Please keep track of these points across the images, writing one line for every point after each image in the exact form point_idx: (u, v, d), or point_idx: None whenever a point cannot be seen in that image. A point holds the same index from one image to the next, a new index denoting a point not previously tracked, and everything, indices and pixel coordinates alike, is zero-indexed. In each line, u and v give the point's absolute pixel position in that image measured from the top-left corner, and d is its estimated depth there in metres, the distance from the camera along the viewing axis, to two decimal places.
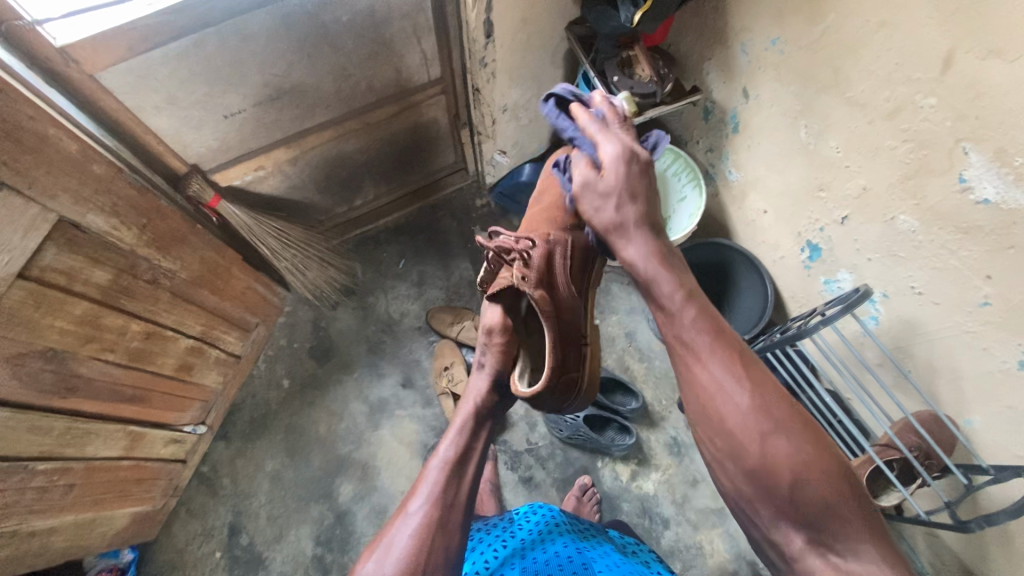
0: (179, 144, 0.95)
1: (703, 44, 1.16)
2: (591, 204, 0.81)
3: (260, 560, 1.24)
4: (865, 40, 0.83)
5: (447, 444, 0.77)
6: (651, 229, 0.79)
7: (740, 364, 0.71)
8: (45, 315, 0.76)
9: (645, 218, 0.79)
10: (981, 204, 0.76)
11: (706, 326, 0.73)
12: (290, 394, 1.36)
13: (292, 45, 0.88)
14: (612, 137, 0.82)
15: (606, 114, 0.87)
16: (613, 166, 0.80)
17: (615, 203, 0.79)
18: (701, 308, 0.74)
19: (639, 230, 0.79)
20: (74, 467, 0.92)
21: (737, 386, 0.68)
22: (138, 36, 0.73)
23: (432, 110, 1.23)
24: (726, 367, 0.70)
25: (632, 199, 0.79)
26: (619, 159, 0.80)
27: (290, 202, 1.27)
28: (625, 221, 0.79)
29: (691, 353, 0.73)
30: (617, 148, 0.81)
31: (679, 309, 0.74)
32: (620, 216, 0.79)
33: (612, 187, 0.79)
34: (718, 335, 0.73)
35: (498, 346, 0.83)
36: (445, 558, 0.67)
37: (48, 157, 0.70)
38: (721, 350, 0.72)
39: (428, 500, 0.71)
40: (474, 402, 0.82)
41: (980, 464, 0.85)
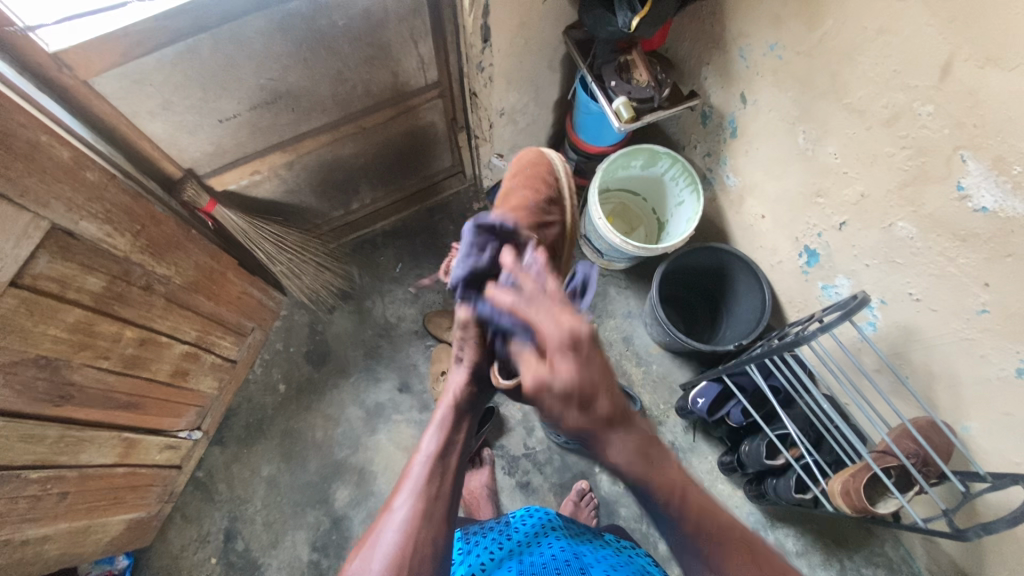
0: (174, 149, 0.94)
1: (701, 49, 1.16)
2: (549, 413, 0.56)
3: (256, 566, 1.23)
4: (863, 47, 0.83)
5: (429, 438, 0.74)
6: (628, 423, 0.59)
7: (752, 558, 0.61)
8: (38, 323, 0.75)
9: (618, 410, 0.57)
10: (978, 212, 0.76)
11: (709, 521, 0.63)
12: (286, 399, 1.35)
13: (288, 49, 0.87)
14: (548, 314, 0.54)
15: (520, 276, 0.60)
16: (563, 363, 0.52)
17: (580, 408, 0.54)
18: (701, 502, 0.63)
19: (616, 429, 0.58)
20: (67, 475, 0.91)
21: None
22: (132, 42, 0.72)
23: (429, 114, 1.22)
24: (737, 564, 0.61)
25: (596, 395, 0.54)
26: (564, 351, 0.52)
27: (286, 206, 1.26)
28: (598, 427, 0.56)
29: (700, 559, 0.63)
30: (557, 331, 0.52)
31: (679, 508, 0.62)
32: (590, 422, 0.56)
33: (568, 386, 0.52)
34: (720, 530, 0.63)
35: (474, 341, 0.73)
36: (432, 551, 0.67)
37: (40, 164, 0.69)
38: (730, 549, 0.62)
39: (412, 495, 0.70)
40: (453, 395, 0.76)
41: (979, 471, 0.83)
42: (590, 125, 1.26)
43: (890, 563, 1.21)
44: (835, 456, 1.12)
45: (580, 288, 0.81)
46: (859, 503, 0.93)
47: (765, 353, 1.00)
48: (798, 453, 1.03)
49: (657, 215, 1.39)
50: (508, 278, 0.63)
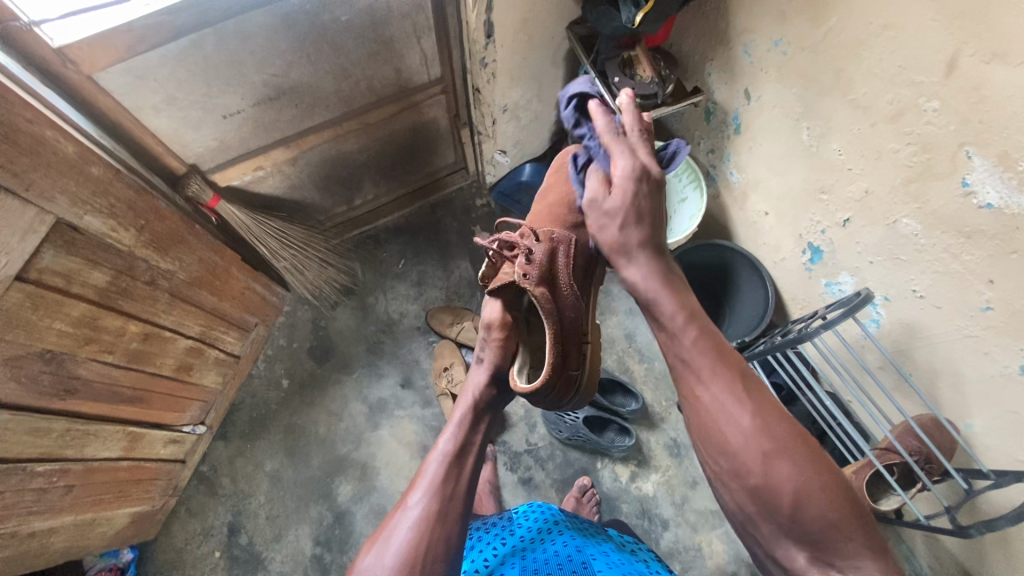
0: (177, 144, 0.94)
1: (705, 45, 1.16)
2: (596, 220, 0.82)
3: (260, 559, 1.24)
4: (868, 43, 0.83)
5: (446, 438, 0.77)
6: (654, 252, 0.80)
7: (742, 388, 0.71)
8: (43, 317, 0.76)
9: (647, 238, 0.79)
10: (983, 209, 0.76)
11: (708, 346, 0.74)
12: (289, 394, 1.36)
13: (292, 44, 0.87)
14: (625, 153, 0.81)
15: (627, 116, 0.84)
16: (623, 187, 0.79)
17: (619, 224, 0.80)
18: (704, 330, 0.75)
19: (642, 249, 0.80)
20: (73, 468, 0.92)
21: (739, 405, 0.69)
22: (135, 37, 0.72)
23: (432, 109, 1.22)
24: (726, 389, 0.71)
25: (637, 219, 0.79)
26: (627, 178, 0.79)
27: (289, 201, 1.27)
28: (629, 244, 0.79)
29: (692, 372, 0.74)
30: (628, 163, 0.80)
31: (681, 329, 0.75)
32: (624, 236, 0.79)
33: (618, 206, 0.79)
34: (718, 354, 0.74)
35: (496, 340, 0.83)
36: (445, 550, 0.67)
37: (45, 158, 0.69)
38: (722, 374, 0.72)
39: (428, 492, 0.70)
40: (473, 396, 0.82)
41: (980, 469, 0.85)
42: None
43: (892, 560, 1.21)
44: (837, 453, 1.12)
45: (666, 160, 0.94)
46: (861, 500, 0.94)
47: (768, 349, 1.01)
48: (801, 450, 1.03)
49: None
50: (618, 115, 0.85)
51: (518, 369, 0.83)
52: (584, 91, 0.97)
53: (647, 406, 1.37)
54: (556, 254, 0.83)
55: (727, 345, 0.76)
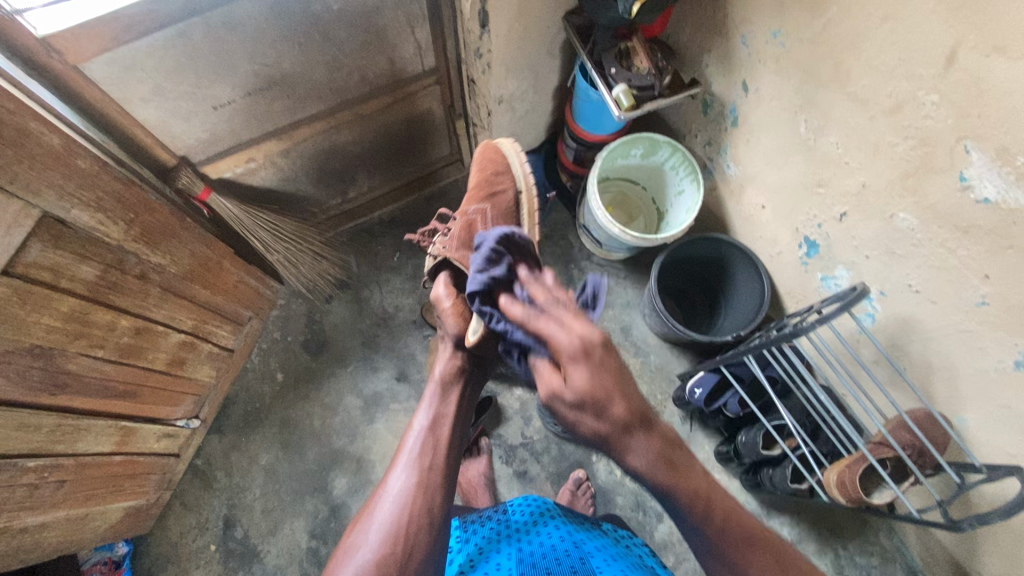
0: (167, 135, 0.93)
1: (703, 35, 1.14)
2: (566, 413, 0.62)
3: (255, 553, 1.24)
4: (868, 34, 0.82)
5: (422, 413, 0.78)
6: (646, 425, 0.63)
7: (773, 559, 0.69)
8: (31, 312, 0.75)
9: (633, 413, 0.62)
10: (981, 203, 0.75)
11: (731, 530, 0.69)
12: (284, 387, 1.35)
13: (283, 34, 0.85)
14: (562, 327, 0.61)
15: (541, 290, 0.67)
16: (578, 364, 0.59)
17: (596, 413, 0.61)
18: (726, 508, 0.70)
19: (636, 430, 0.63)
20: (65, 463, 0.92)
21: (769, 575, 0.68)
22: (121, 26, 0.71)
23: (427, 101, 1.21)
24: (758, 561, 0.69)
25: (611, 399, 0.60)
26: (575, 356, 0.59)
27: (282, 194, 1.25)
28: (616, 426, 0.61)
29: (726, 565, 0.69)
30: (569, 337, 0.60)
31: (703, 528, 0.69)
32: (608, 424, 0.61)
33: (582, 395, 0.59)
34: (744, 534, 0.70)
35: (448, 310, 0.84)
36: (429, 521, 0.69)
37: (30, 151, 0.68)
38: (751, 550, 0.69)
39: (407, 468, 0.72)
40: (444, 366, 0.82)
41: (973, 463, 0.84)
42: (589, 112, 1.24)
43: (884, 552, 1.22)
44: (831, 446, 1.12)
45: (590, 299, 0.83)
46: (853, 493, 0.94)
47: (763, 344, 1.00)
48: (797, 443, 1.03)
49: (657, 204, 1.38)
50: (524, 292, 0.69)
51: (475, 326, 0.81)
52: (501, 236, 0.78)
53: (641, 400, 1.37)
54: (472, 225, 0.95)
55: (743, 508, 0.72)
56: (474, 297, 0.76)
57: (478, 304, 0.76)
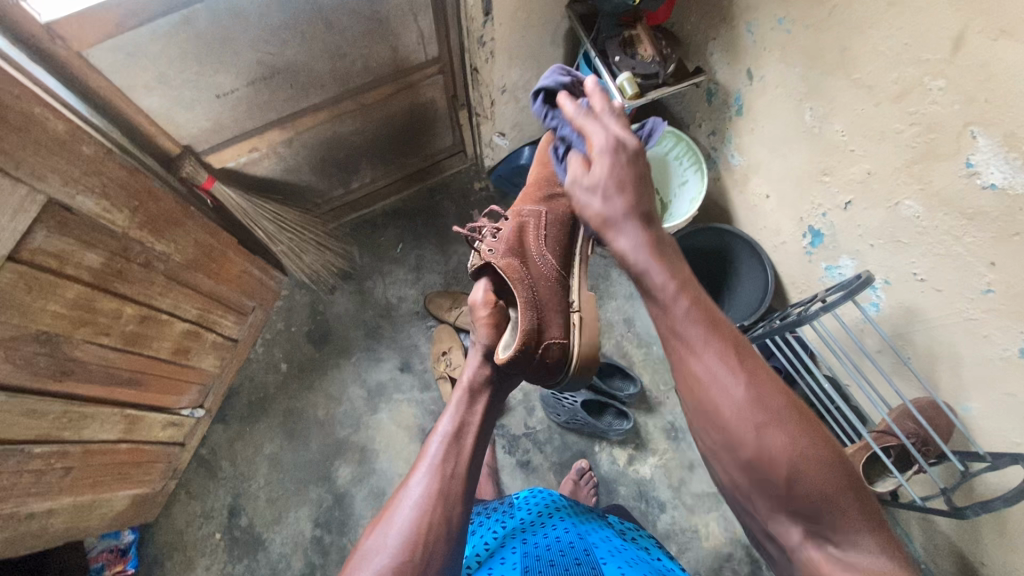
0: (171, 124, 0.93)
1: (708, 23, 1.14)
2: (580, 197, 0.75)
3: (260, 541, 1.25)
4: (875, 19, 0.81)
5: (445, 419, 0.77)
6: (643, 221, 0.70)
7: (735, 353, 0.61)
8: (37, 299, 0.75)
9: (636, 208, 0.71)
10: (987, 189, 0.75)
11: (699, 314, 0.64)
12: (288, 377, 1.36)
13: (286, 21, 0.85)
14: (599, 126, 0.76)
15: (595, 98, 0.79)
16: (603, 157, 0.73)
17: (603, 196, 0.72)
18: (696, 297, 0.65)
19: (632, 219, 0.70)
20: (71, 450, 0.92)
21: (728, 368, 0.60)
22: (125, 12, 0.71)
23: (430, 90, 1.21)
24: (717, 351, 0.61)
25: (620, 189, 0.71)
26: (604, 149, 0.73)
27: (286, 184, 1.25)
28: (616, 215, 0.71)
29: (681, 342, 0.63)
30: (605, 136, 0.74)
31: (671, 298, 0.65)
32: (610, 209, 0.71)
33: (599, 179, 0.72)
34: (713, 320, 0.64)
35: (481, 321, 0.82)
36: (447, 529, 0.68)
37: (35, 136, 0.68)
38: (717, 338, 0.62)
39: (429, 473, 0.71)
40: (471, 375, 0.81)
41: (978, 451, 0.85)
42: None
43: None
44: (833, 436, 1.12)
45: None
46: None
47: (767, 332, 1.01)
48: None
49: (661, 195, 1.37)
50: (586, 99, 0.80)
51: (506, 343, 0.81)
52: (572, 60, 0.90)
53: (644, 390, 1.38)
54: (525, 229, 0.88)
55: (709, 300, 0.66)
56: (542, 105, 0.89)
57: (540, 105, 0.89)
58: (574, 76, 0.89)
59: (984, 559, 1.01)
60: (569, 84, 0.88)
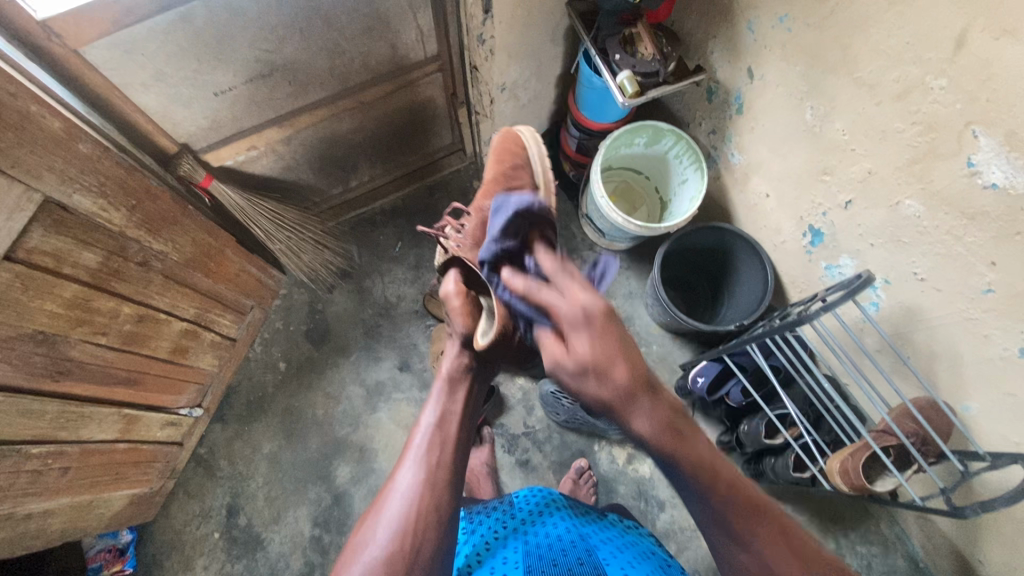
0: (168, 122, 0.92)
1: (708, 22, 1.13)
2: (570, 382, 0.63)
3: (259, 540, 1.25)
4: (876, 18, 0.81)
5: (428, 408, 0.76)
6: (649, 392, 0.62)
7: (786, 538, 0.62)
8: (34, 298, 0.74)
9: (636, 377, 0.60)
10: (989, 189, 0.75)
11: (737, 499, 0.64)
12: (287, 376, 1.35)
13: (285, 19, 0.85)
14: (562, 294, 0.64)
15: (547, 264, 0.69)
16: (576, 331, 0.61)
17: (597, 374, 0.60)
18: (730, 480, 0.64)
19: (641, 394, 0.61)
20: (69, 450, 0.92)
21: (783, 560, 0.61)
22: (122, 9, 0.70)
23: (429, 89, 1.20)
24: (771, 543, 0.62)
25: (612, 362, 0.60)
26: (574, 322, 0.61)
27: (284, 182, 1.25)
28: (621, 394, 0.60)
29: (729, 537, 0.64)
30: (569, 307, 0.62)
31: (708, 485, 0.64)
32: (613, 384, 0.60)
33: (584, 359, 0.60)
34: (751, 504, 0.64)
35: (456, 309, 0.82)
36: (437, 520, 0.67)
37: (31, 135, 0.68)
38: (757, 521, 0.63)
39: (415, 464, 0.70)
40: (451, 363, 0.80)
41: (976, 450, 0.85)
42: (593, 99, 1.23)
43: (884, 540, 1.23)
44: (833, 435, 1.12)
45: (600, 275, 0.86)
46: (857, 482, 0.94)
47: (767, 332, 1.00)
48: (799, 432, 1.03)
49: (660, 193, 1.37)
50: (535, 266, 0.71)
51: (481, 328, 0.79)
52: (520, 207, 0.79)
53: None
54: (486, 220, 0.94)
55: (745, 479, 0.66)
56: (490, 265, 0.75)
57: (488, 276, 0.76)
58: (522, 239, 0.76)
59: (982, 558, 1.01)
60: (513, 249, 0.75)
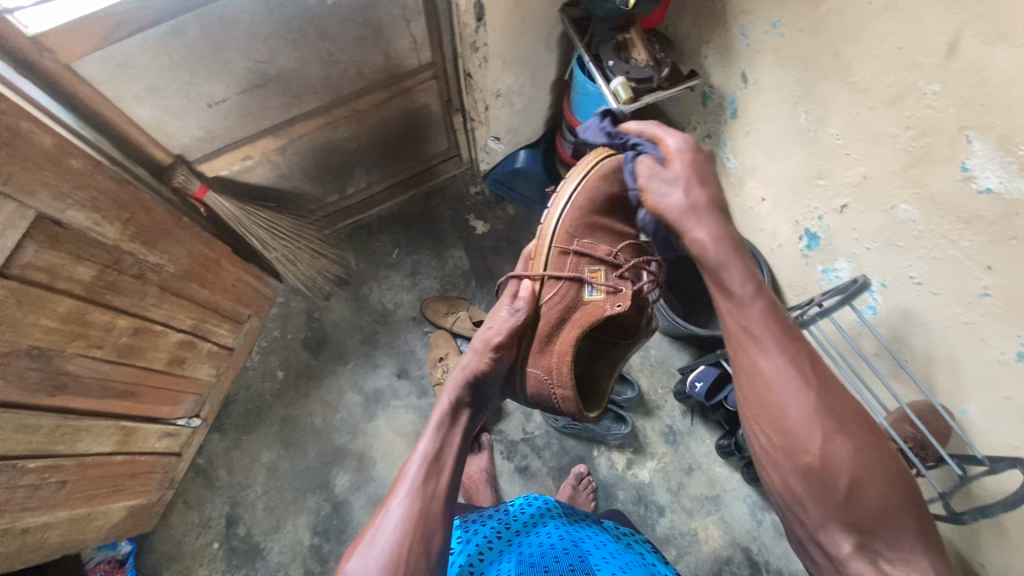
0: (162, 134, 0.92)
1: (702, 26, 1.13)
2: (655, 194, 0.70)
3: (258, 550, 1.24)
4: (867, 23, 0.81)
5: (426, 439, 0.74)
6: (722, 216, 0.68)
7: (809, 362, 0.63)
8: (29, 314, 0.75)
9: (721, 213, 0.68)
10: (983, 194, 0.75)
11: (775, 318, 0.64)
12: (284, 385, 1.35)
13: (276, 31, 0.85)
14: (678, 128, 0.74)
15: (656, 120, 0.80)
16: (680, 155, 0.70)
17: (685, 187, 0.69)
18: (772, 302, 0.65)
19: (708, 211, 0.67)
20: (65, 464, 0.91)
21: (803, 377, 0.62)
22: (113, 23, 0.70)
23: (424, 96, 1.20)
24: (792, 354, 0.63)
25: (702, 183, 0.69)
26: (683, 147, 0.70)
27: (280, 191, 1.25)
28: (696, 209, 0.68)
29: (751, 339, 0.64)
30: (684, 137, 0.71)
31: (745, 298, 0.64)
32: (682, 204, 0.68)
33: (680, 172, 0.69)
34: (785, 326, 0.65)
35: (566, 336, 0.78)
36: (426, 553, 0.65)
37: (23, 152, 0.68)
38: (789, 343, 0.64)
39: (409, 494, 0.68)
40: (452, 394, 0.77)
41: (974, 454, 0.86)
42: (585, 106, 1.23)
43: None
44: None
45: None
46: None
47: None
48: None
49: None
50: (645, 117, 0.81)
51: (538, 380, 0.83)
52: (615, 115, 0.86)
53: (642, 393, 1.38)
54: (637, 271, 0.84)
55: (780, 303, 0.66)
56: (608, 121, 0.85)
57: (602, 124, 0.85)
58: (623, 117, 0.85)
59: (982, 560, 1.00)
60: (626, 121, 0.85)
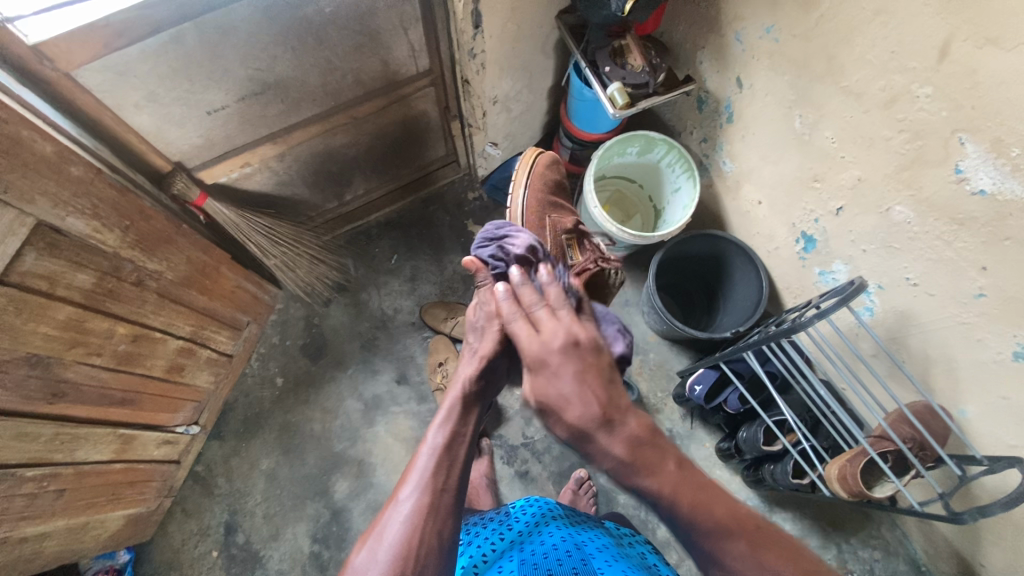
0: (161, 141, 0.92)
1: (696, 32, 1.15)
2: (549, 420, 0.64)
3: (258, 558, 1.24)
4: (861, 28, 0.81)
5: (436, 431, 0.70)
6: (612, 425, 0.61)
7: (755, 548, 0.57)
8: (28, 321, 0.75)
9: (606, 414, 0.61)
10: (977, 195, 0.76)
11: (705, 508, 0.58)
12: (284, 392, 1.35)
13: (275, 39, 0.85)
14: (554, 318, 0.69)
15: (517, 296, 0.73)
16: (552, 369, 0.64)
17: (573, 414, 0.62)
18: (696, 486, 0.59)
19: (604, 431, 0.60)
20: (64, 472, 0.91)
21: (754, 570, 0.56)
22: (113, 31, 0.70)
23: (421, 103, 1.21)
24: (738, 552, 0.57)
25: (583, 401, 0.61)
26: (556, 356, 0.65)
27: (279, 198, 1.25)
28: (587, 430, 0.61)
29: (704, 555, 0.58)
30: (543, 347, 0.66)
31: (672, 500, 0.59)
32: (574, 426, 0.61)
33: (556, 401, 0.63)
34: (716, 515, 0.58)
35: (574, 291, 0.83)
36: (438, 545, 0.62)
37: (23, 159, 0.68)
38: (730, 536, 0.57)
39: (420, 486, 0.64)
40: (462, 386, 0.75)
41: (974, 455, 0.84)
42: (583, 112, 1.24)
43: (886, 545, 1.22)
44: (831, 441, 1.13)
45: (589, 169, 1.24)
46: (854, 486, 0.93)
47: (763, 340, 1.00)
48: (797, 439, 1.03)
49: (654, 202, 1.37)
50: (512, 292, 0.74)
51: None
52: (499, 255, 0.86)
53: (642, 397, 1.38)
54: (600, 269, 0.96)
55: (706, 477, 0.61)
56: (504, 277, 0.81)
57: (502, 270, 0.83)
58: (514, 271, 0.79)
59: (984, 560, 1.01)
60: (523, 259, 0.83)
